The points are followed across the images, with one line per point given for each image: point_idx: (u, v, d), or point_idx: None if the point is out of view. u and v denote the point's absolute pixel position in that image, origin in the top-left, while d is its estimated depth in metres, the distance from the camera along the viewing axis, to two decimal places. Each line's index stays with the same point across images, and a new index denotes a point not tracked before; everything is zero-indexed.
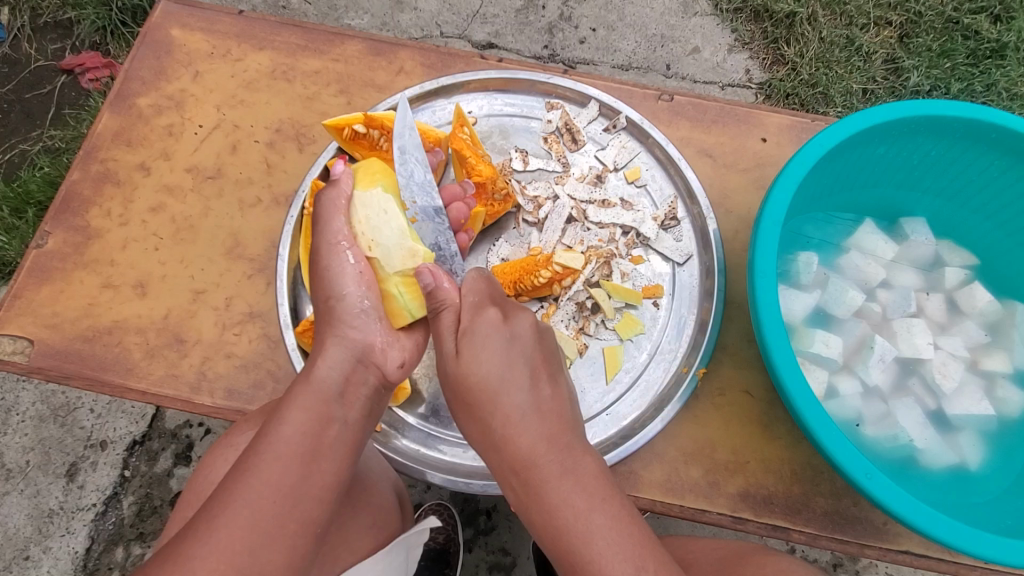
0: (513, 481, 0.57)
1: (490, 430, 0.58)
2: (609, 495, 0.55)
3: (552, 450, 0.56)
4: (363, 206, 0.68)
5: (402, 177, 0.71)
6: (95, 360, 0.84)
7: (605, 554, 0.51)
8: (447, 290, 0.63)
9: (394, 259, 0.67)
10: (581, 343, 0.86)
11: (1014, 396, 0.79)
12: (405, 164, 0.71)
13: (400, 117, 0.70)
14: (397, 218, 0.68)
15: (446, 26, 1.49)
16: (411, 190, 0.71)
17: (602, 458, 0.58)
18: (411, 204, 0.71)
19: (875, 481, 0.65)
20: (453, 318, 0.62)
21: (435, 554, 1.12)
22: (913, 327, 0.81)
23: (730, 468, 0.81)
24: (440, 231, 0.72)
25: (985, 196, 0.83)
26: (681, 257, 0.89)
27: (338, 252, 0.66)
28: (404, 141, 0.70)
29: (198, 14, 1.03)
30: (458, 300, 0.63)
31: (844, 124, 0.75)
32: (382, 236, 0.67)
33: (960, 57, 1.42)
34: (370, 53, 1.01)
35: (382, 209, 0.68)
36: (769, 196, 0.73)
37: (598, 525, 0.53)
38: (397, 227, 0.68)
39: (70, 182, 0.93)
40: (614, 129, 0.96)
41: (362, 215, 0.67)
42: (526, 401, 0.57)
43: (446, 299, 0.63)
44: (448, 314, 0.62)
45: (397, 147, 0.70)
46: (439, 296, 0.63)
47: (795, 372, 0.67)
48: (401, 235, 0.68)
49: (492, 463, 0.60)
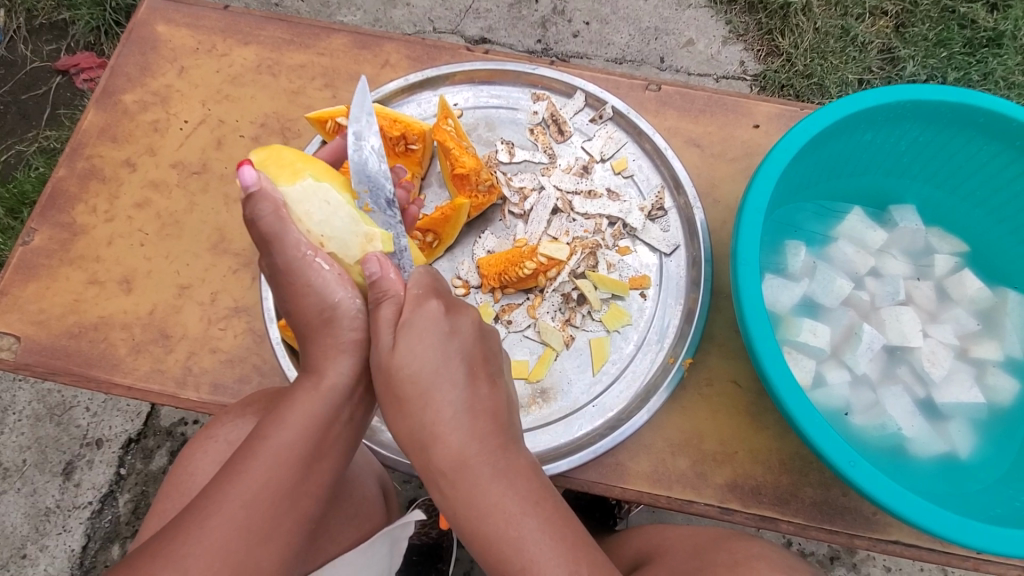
0: (440, 483, 0.55)
1: (419, 430, 0.57)
2: (541, 499, 0.55)
3: (486, 454, 0.55)
4: (302, 204, 0.64)
5: (354, 163, 0.66)
6: (81, 356, 0.84)
7: (540, 560, 0.52)
8: (392, 281, 0.61)
9: (353, 249, 0.65)
10: (568, 334, 0.85)
11: (1005, 383, 0.78)
12: (357, 150, 0.66)
13: (357, 100, 0.66)
14: (342, 206, 0.65)
15: (438, 21, 1.48)
16: (363, 179, 0.66)
17: (536, 465, 0.58)
18: (363, 193, 0.67)
19: (859, 469, 0.64)
20: (393, 312, 0.59)
21: (428, 548, 1.13)
22: (902, 316, 0.80)
23: (718, 459, 0.80)
24: (395, 220, 0.68)
25: (973, 183, 0.82)
26: (668, 248, 0.88)
27: (309, 263, 0.60)
28: (359, 126, 0.66)
29: (184, 10, 1.02)
30: (401, 293, 0.61)
31: (828, 109, 0.74)
32: (332, 229, 0.64)
33: (957, 46, 1.40)
34: (355, 47, 1.00)
35: (323, 201, 0.64)
36: (752, 183, 0.72)
37: (531, 530, 0.53)
38: (345, 216, 0.65)
39: (56, 179, 0.93)
40: (601, 120, 0.95)
41: (304, 212, 0.64)
42: (465, 396, 0.57)
43: (389, 291, 0.60)
44: (388, 307, 0.60)
45: (353, 131, 0.66)
46: (383, 287, 0.61)
47: (778, 359, 0.66)
48: (352, 223, 0.65)
49: (417, 462, 0.58)
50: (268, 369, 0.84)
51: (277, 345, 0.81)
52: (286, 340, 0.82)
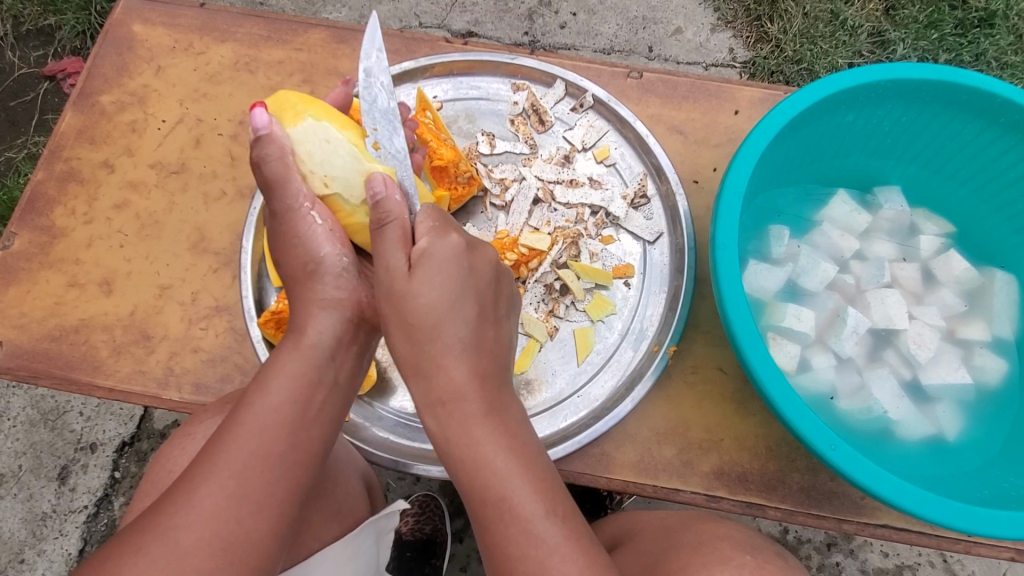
0: (444, 434, 0.57)
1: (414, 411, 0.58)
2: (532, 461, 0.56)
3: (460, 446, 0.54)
4: (303, 142, 0.66)
5: (366, 102, 0.65)
6: (62, 359, 0.84)
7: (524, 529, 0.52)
8: (395, 203, 0.60)
9: (355, 188, 0.67)
10: (551, 325, 0.85)
11: (993, 363, 0.78)
12: (368, 88, 0.65)
13: (368, 34, 0.64)
14: (342, 143, 0.67)
15: (424, 16, 1.47)
16: (372, 117, 0.65)
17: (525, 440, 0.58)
18: (372, 131, 0.66)
19: (841, 453, 0.63)
20: (398, 233, 0.59)
21: (421, 544, 1.11)
22: (887, 298, 0.79)
23: (704, 447, 0.79)
24: (402, 162, 0.67)
25: (958, 162, 0.81)
26: (652, 236, 0.88)
27: (305, 214, 0.65)
28: (369, 63, 0.65)
29: (160, 8, 1.01)
30: (406, 215, 0.60)
31: (808, 90, 0.73)
32: (334, 168, 0.66)
33: (948, 27, 1.38)
34: (333, 41, 0.99)
35: (323, 139, 0.66)
36: (732, 165, 0.71)
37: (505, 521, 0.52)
38: (346, 152, 0.67)
39: (35, 182, 0.93)
40: (582, 109, 0.95)
41: (304, 151, 0.66)
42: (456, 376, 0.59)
43: (392, 212, 0.59)
44: (394, 229, 0.59)
45: (363, 68, 0.65)
46: (386, 207, 0.59)
47: (757, 343, 0.66)
48: (354, 159, 0.67)
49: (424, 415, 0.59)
50: (250, 367, 0.84)
51: (258, 343, 0.81)
52: (267, 337, 0.81)
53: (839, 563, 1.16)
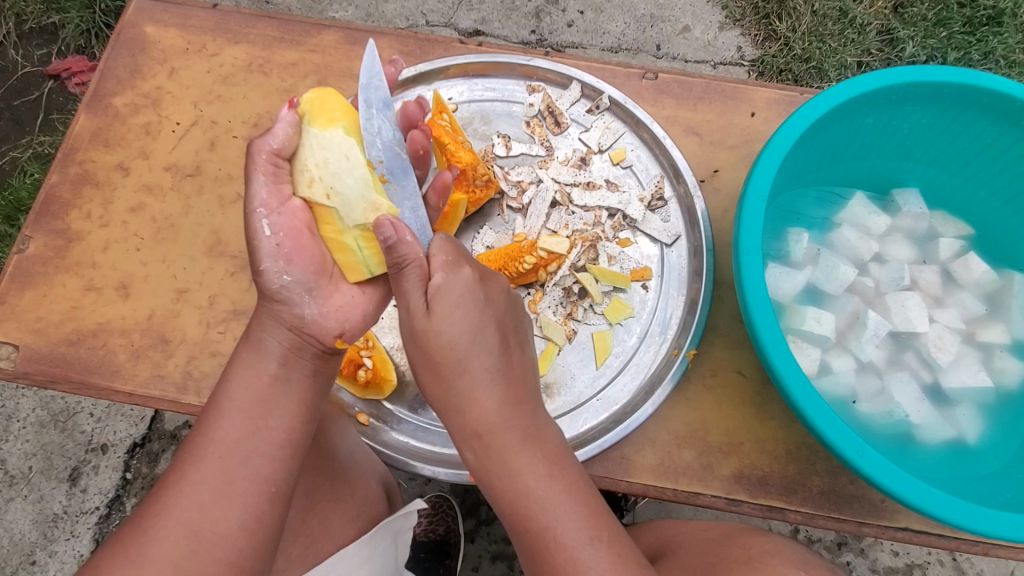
0: None
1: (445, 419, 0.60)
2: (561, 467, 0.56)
3: None
4: (323, 150, 0.64)
5: (367, 133, 0.65)
6: (80, 363, 0.84)
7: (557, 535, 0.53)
8: (409, 245, 0.59)
9: (356, 212, 0.65)
10: (570, 328, 0.85)
11: (1013, 366, 0.77)
12: (369, 120, 0.65)
13: (366, 62, 0.63)
14: (359, 165, 0.64)
15: (431, 14, 1.46)
16: (378, 148, 0.65)
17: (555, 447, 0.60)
18: (378, 162, 0.65)
19: (867, 458, 0.63)
20: (419, 276, 0.60)
21: (435, 545, 1.12)
22: (907, 302, 0.79)
23: (724, 450, 0.79)
24: (409, 193, 0.68)
25: (978, 164, 0.81)
26: (669, 238, 0.88)
27: (258, 220, 0.64)
28: (369, 93, 0.64)
29: (172, 9, 1.01)
30: (424, 258, 0.60)
31: (831, 93, 0.73)
32: (343, 185, 0.64)
33: (957, 25, 1.37)
34: (347, 42, 0.99)
35: (343, 154, 0.64)
36: (754, 169, 0.71)
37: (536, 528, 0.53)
38: (360, 175, 0.64)
39: (49, 185, 0.92)
40: (597, 110, 0.94)
41: (321, 159, 0.64)
42: (487, 382, 0.59)
43: (409, 255, 0.59)
44: (415, 270, 0.59)
45: (362, 99, 0.64)
46: (401, 251, 0.59)
47: (783, 348, 0.66)
48: (365, 186, 0.64)
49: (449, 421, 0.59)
50: None
51: None
52: None
53: (850, 562, 1.16)
